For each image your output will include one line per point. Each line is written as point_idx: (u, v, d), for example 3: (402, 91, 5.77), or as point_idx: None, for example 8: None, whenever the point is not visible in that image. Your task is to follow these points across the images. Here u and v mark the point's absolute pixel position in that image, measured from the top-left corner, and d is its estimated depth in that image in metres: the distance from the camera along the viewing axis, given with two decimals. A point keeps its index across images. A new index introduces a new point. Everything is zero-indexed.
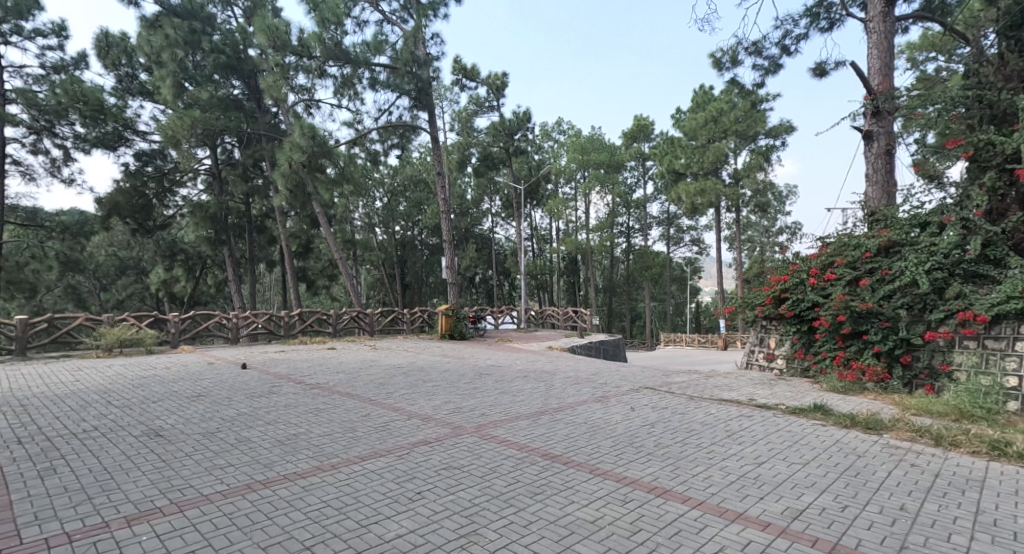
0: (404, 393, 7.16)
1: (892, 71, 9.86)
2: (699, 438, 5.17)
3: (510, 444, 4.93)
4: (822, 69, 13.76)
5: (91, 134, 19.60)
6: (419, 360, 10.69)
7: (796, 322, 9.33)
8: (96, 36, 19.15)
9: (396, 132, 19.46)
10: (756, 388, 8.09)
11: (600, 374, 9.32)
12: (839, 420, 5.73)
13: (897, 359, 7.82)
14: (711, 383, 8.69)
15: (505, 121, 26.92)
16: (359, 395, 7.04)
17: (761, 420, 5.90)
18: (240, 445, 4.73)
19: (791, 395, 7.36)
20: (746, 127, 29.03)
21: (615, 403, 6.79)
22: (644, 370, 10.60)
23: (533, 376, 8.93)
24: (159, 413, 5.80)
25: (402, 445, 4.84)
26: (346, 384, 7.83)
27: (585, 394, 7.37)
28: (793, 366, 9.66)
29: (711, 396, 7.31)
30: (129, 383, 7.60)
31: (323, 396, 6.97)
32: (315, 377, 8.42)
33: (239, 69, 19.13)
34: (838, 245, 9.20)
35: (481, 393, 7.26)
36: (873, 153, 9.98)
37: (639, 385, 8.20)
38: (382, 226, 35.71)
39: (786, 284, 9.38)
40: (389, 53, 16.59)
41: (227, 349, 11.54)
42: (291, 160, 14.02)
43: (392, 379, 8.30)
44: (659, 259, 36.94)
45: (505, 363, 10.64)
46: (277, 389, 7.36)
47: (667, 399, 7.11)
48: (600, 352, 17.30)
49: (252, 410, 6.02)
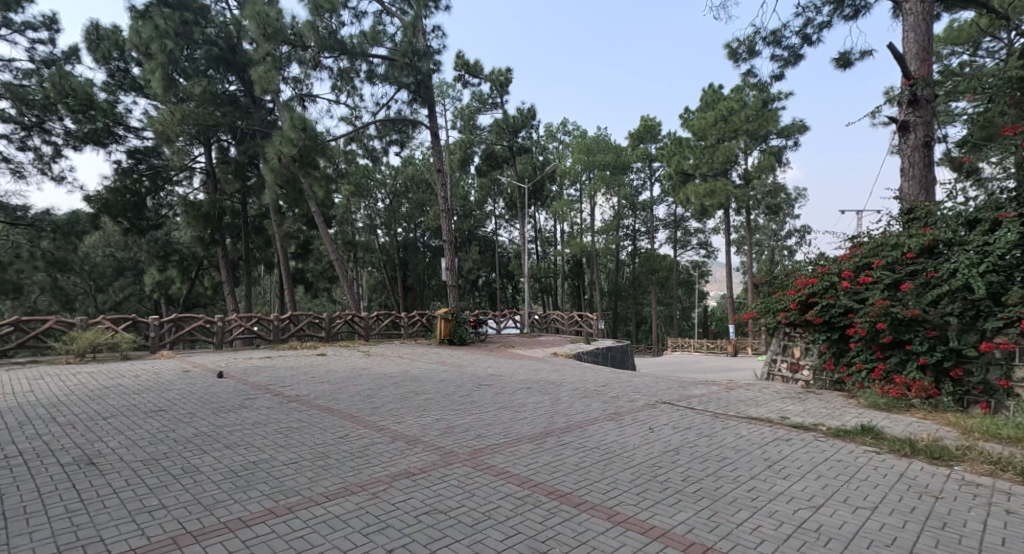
0: (392, 409, 6.35)
1: (931, 56, 9.01)
2: (734, 470, 4.34)
3: (509, 477, 4.12)
4: (846, 59, 12.96)
5: (82, 129, 18.87)
6: (414, 368, 9.90)
7: (825, 330, 8.52)
8: (84, 28, 18.49)
9: (395, 128, 18.70)
10: (785, 403, 7.26)
11: (611, 386, 8.50)
12: (896, 447, 4.89)
13: (946, 373, 7.01)
14: (733, 396, 7.85)
15: (509, 119, 26.17)
16: (341, 411, 6.25)
17: (802, 446, 5.09)
18: (185, 477, 3.94)
19: (829, 414, 6.53)
20: (757, 126, 28.21)
21: (630, 422, 5.98)
22: (657, 380, 9.80)
23: (537, 388, 8.12)
24: (104, 433, 5.01)
25: (381, 477, 4.06)
26: (329, 396, 7.03)
27: (595, 411, 6.56)
28: (821, 378, 8.86)
29: (738, 414, 6.46)
30: (87, 394, 6.82)
31: (300, 412, 6.17)
32: (296, 387, 7.63)
33: (232, 61, 18.60)
34: (875, 245, 8.40)
35: (478, 409, 6.46)
36: (909, 146, 9.15)
37: (656, 399, 7.37)
38: (385, 227, 34.95)
39: (815, 288, 8.59)
40: (387, 44, 15.87)
41: (209, 355, 10.73)
42: (280, 154, 13.21)
43: (381, 390, 7.50)
44: (666, 262, 36.10)
45: (506, 372, 9.85)
46: (251, 402, 6.57)
47: (690, 416, 6.32)
48: (607, 359, 16.41)
49: (214, 430, 5.23)
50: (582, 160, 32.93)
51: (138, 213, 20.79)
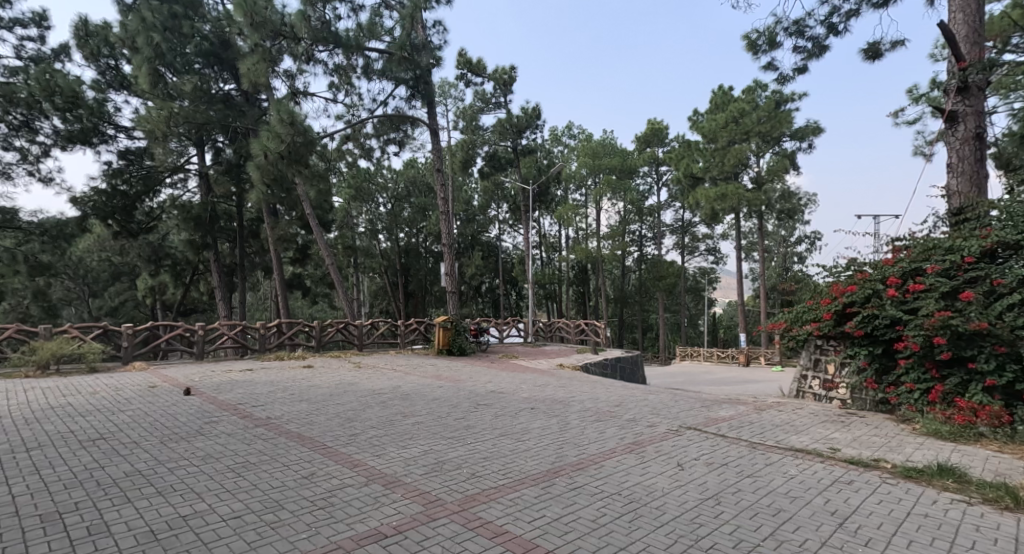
0: (373, 437, 5.41)
1: (983, 38, 8.05)
2: (797, 531, 3.39)
3: (509, 542, 3.19)
4: (875, 50, 12.03)
5: (70, 128, 17.99)
6: (406, 384, 8.95)
7: (868, 343, 7.59)
8: (72, 24, 17.89)
9: (393, 126, 17.76)
10: (829, 430, 6.27)
11: (626, 405, 7.53)
12: (993, 497, 3.92)
13: (1017, 397, 6.06)
14: (767, 421, 6.87)
15: (513, 118, 25.35)
16: (313, 439, 5.32)
17: (870, 492, 4.12)
18: (86, 543, 3.05)
19: (885, 445, 5.57)
20: (769, 128, 27.25)
21: (654, 456, 5.04)
22: (676, 397, 8.80)
23: (543, 409, 7.16)
24: (13, 474, 4.10)
25: (345, 541, 3.15)
26: (304, 420, 6.09)
27: (611, 440, 5.60)
28: (860, 397, 7.93)
29: (781, 446, 5.49)
30: (22, 417, 5.92)
31: (264, 439, 5.24)
32: (268, 408, 6.70)
33: (222, 57, 17.88)
34: (925, 248, 7.46)
35: (474, 438, 5.51)
36: (958, 139, 8.22)
37: (680, 425, 6.39)
38: (386, 232, 34.11)
39: (854, 297, 7.70)
40: (385, 38, 15.05)
41: (185, 367, 9.86)
42: (266, 150, 12.36)
43: (364, 413, 6.55)
44: (673, 268, 35.15)
45: (507, 389, 8.90)
46: (211, 427, 5.65)
47: (724, 448, 5.38)
48: (616, 371, 15.38)
49: (153, 466, 4.32)
50: (588, 163, 32.25)
51: (129, 216, 19.97)
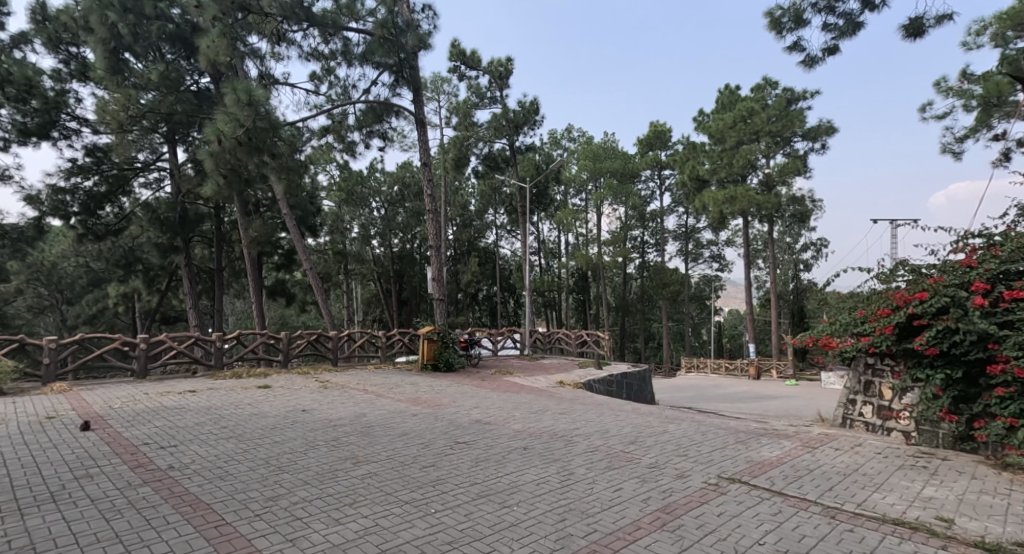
0: (296, 505, 3.82)
1: None
2: None
3: None
4: (917, 25, 10.64)
5: (26, 120, 15.95)
6: (373, 411, 7.37)
7: (944, 364, 6.12)
8: (29, 8, 16.20)
9: (379, 117, 16.14)
10: (918, 485, 4.74)
11: (644, 443, 5.96)
12: None
13: None
14: (829, 467, 5.27)
15: (510, 113, 23.87)
16: (209, 511, 3.68)
17: None
18: None
19: (1013, 514, 4.03)
20: (781, 127, 25.68)
21: (700, 540, 3.44)
22: (702, 428, 7.23)
23: (540, 450, 5.57)
24: None
25: None
26: (213, 473, 4.48)
27: (636, 503, 4.04)
28: (929, 430, 6.37)
29: (876, 515, 3.95)
30: None
31: (138, 509, 3.64)
32: (179, 451, 5.09)
33: (192, 42, 16.27)
34: (1020, 245, 5.97)
35: (440, 503, 3.92)
36: None
37: (719, 476, 4.81)
38: (379, 237, 32.48)
39: (926, 306, 6.18)
40: (367, 19, 13.62)
41: (113, 388, 8.23)
42: (221, 136, 10.79)
43: (303, 459, 4.96)
44: (676, 276, 33.71)
45: (495, 416, 7.33)
46: (77, 487, 4.04)
47: (795, 521, 3.79)
48: (622, 388, 13.76)
49: None
50: (588, 166, 30.73)
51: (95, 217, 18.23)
